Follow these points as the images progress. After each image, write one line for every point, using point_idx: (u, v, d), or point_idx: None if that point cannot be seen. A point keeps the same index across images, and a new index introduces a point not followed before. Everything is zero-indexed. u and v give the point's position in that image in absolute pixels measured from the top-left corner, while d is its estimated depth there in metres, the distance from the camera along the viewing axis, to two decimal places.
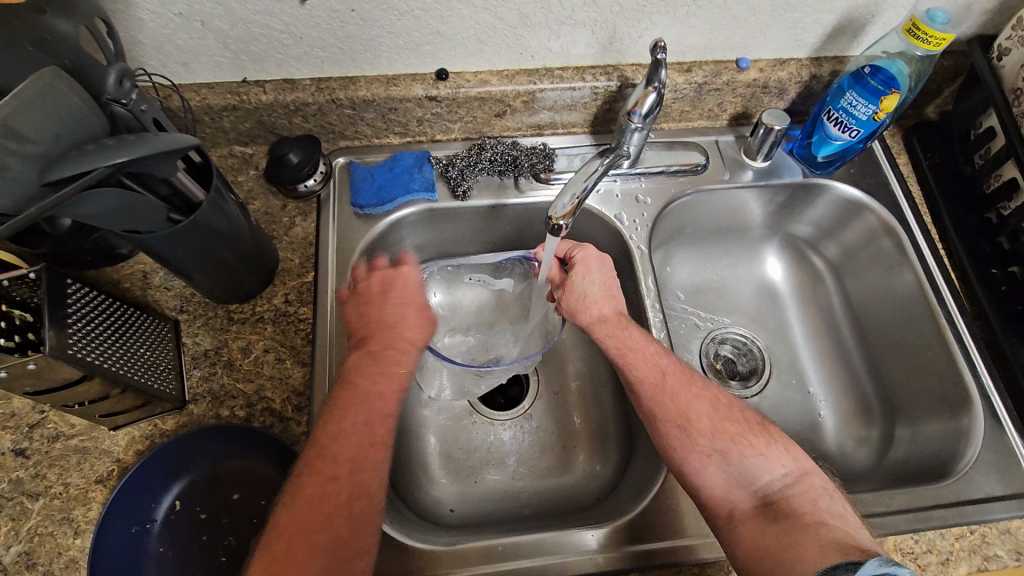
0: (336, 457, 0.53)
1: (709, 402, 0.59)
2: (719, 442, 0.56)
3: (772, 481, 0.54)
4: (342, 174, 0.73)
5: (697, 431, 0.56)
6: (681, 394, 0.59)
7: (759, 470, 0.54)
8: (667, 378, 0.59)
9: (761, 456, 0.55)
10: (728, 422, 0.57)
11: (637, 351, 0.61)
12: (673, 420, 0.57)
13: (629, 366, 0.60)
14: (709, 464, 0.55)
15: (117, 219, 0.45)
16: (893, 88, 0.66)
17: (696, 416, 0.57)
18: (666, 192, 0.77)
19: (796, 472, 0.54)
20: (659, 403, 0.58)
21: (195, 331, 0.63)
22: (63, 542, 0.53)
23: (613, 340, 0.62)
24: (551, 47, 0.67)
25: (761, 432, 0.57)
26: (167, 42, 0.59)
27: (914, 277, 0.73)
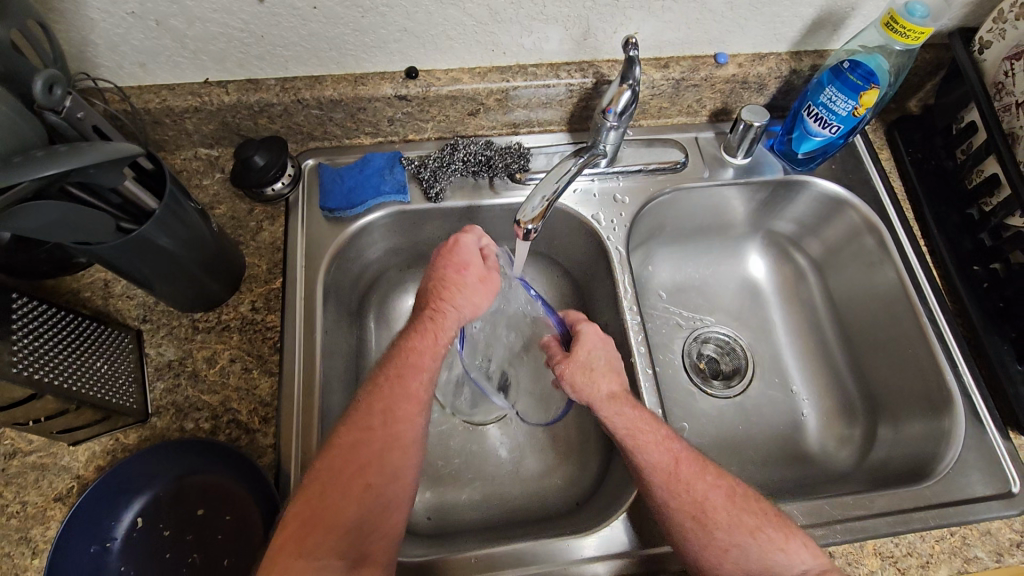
0: (353, 442, 0.52)
1: (725, 492, 0.54)
2: (736, 537, 0.52)
3: (789, 574, 0.51)
4: (312, 176, 0.71)
5: (714, 523, 0.53)
6: (696, 483, 0.54)
7: (778, 568, 0.51)
8: (680, 465, 0.55)
9: (780, 550, 0.52)
10: (745, 514, 0.53)
11: (648, 435, 0.57)
12: (690, 513, 0.53)
13: (640, 453, 0.56)
14: (726, 560, 0.52)
15: (61, 231, 0.43)
16: (872, 83, 0.65)
17: (713, 507, 0.53)
18: (645, 190, 0.75)
19: (817, 568, 0.51)
20: (672, 493, 0.54)
21: (159, 341, 0.61)
22: (21, 563, 0.51)
23: (622, 422, 0.58)
24: (523, 43, 0.65)
25: (779, 524, 0.53)
26: (121, 42, 0.57)
27: (896, 274, 0.72)
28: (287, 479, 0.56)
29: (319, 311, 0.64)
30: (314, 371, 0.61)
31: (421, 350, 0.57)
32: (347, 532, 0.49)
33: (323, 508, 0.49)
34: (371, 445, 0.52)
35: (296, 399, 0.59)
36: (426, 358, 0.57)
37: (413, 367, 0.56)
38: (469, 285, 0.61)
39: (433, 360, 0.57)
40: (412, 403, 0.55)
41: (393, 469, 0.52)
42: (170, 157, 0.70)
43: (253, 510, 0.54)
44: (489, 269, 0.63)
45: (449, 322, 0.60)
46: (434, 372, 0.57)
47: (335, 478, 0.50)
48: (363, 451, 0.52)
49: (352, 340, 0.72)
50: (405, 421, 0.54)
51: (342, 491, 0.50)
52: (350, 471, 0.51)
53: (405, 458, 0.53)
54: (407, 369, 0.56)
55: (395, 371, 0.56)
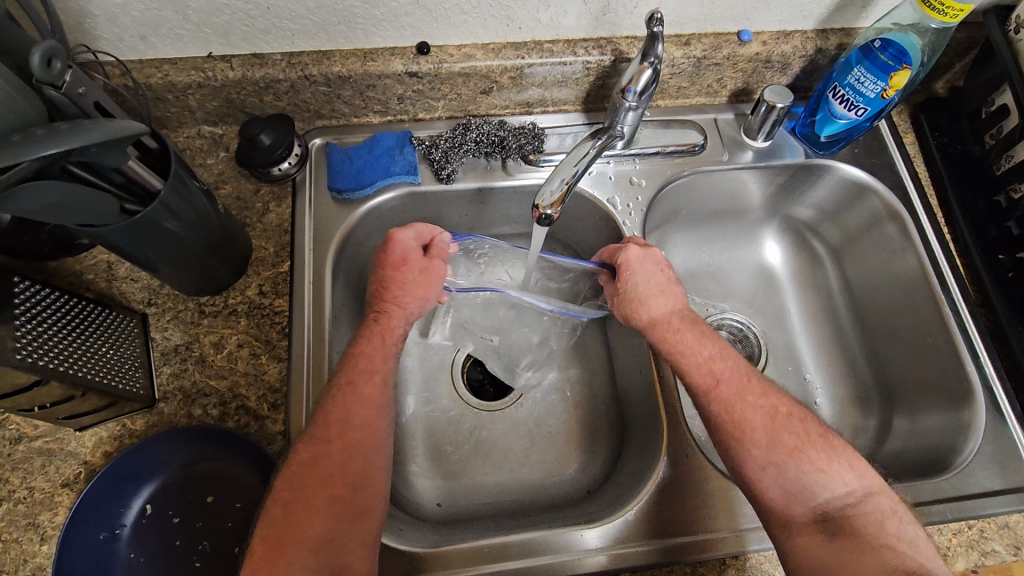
0: (312, 457, 0.51)
1: (767, 412, 0.55)
2: (775, 456, 0.53)
3: (832, 499, 0.51)
4: (319, 156, 0.69)
5: (751, 442, 0.54)
6: (736, 403, 0.55)
7: (818, 489, 0.51)
8: (721, 385, 0.56)
9: (820, 473, 0.52)
10: (785, 434, 0.54)
11: (690, 355, 0.58)
12: (727, 430, 0.55)
13: (681, 369, 0.58)
14: (765, 476, 0.52)
15: (65, 215, 0.41)
16: (904, 63, 0.62)
17: (751, 426, 0.54)
18: (662, 174, 0.73)
19: (860, 491, 0.52)
20: (711, 411, 0.56)
21: (165, 325, 0.59)
22: (29, 549, 0.51)
23: (666, 338, 0.59)
24: (540, 18, 0.63)
25: (823, 446, 0.53)
26: (120, 12, 0.54)
27: (918, 262, 0.70)
28: None
29: (329, 295, 0.63)
30: (325, 355, 0.60)
31: (372, 354, 0.57)
32: (318, 549, 0.48)
33: (291, 528, 0.48)
34: (331, 455, 0.51)
35: (305, 386, 0.58)
36: (379, 360, 0.57)
37: (366, 373, 0.55)
38: (409, 281, 0.61)
39: (384, 361, 0.57)
40: (369, 406, 0.54)
41: (354, 477, 0.51)
42: (172, 135, 0.67)
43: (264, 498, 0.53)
44: (429, 259, 0.63)
45: (395, 321, 0.60)
46: (387, 372, 0.57)
47: (298, 497, 0.49)
48: (326, 462, 0.51)
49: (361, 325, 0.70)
50: (361, 428, 0.53)
51: (307, 505, 0.49)
52: (311, 486, 0.49)
53: (368, 461, 0.52)
54: (359, 375, 0.55)
55: (348, 379, 0.55)
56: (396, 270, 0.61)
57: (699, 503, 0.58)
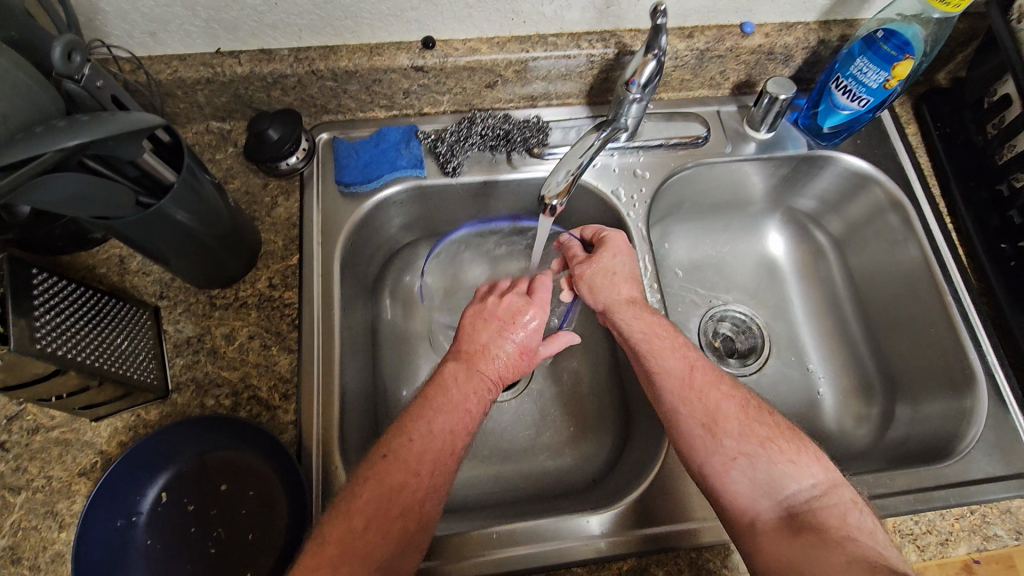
0: (399, 484, 0.49)
1: (737, 402, 0.56)
2: (746, 446, 0.53)
3: (799, 492, 0.51)
4: (326, 150, 0.70)
5: (723, 432, 0.54)
6: (708, 391, 0.56)
7: (789, 480, 0.51)
8: (693, 373, 0.57)
9: (791, 463, 0.52)
10: (757, 425, 0.54)
11: (663, 341, 0.60)
12: (701, 419, 0.55)
13: (653, 355, 0.59)
14: (732, 468, 0.52)
15: (81, 205, 0.42)
16: (907, 53, 0.62)
17: (724, 416, 0.55)
18: (665, 166, 0.74)
19: (826, 484, 0.51)
20: (683, 398, 0.56)
21: (176, 318, 0.60)
22: (48, 536, 0.52)
23: (640, 324, 0.60)
24: (545, 12, 0.63)
25: (790, 438, 0.54)
26: (131, 9, 0.55)
27: (921, 252, 0.71)
28: (309, 456, 0.56)
29: (337, 287, 0.63)
30: (334, 347, 0.61)
31: (475, 412, 0.55)
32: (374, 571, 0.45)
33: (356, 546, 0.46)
34: (415, 490, 0.49)
35: (314, 376, 0.59)
36: (472, 409, 0.55)
37: (461, 420, 0.54)
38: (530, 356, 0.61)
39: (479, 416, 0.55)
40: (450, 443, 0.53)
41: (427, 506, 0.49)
42: (182, 130, 0.68)
43: (275, 486, 0.54)
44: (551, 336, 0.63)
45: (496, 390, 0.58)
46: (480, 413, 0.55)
47: (375, 517, 0.47)
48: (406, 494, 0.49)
49: (368, 318, 0.71)
50: (450, 468, 0.52)
51: (381, 530, 0.47)
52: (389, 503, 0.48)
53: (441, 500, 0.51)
54: (457, 414, 0.54)
55: (449, 422, 0.53)
56: (509, 336, 0.59)
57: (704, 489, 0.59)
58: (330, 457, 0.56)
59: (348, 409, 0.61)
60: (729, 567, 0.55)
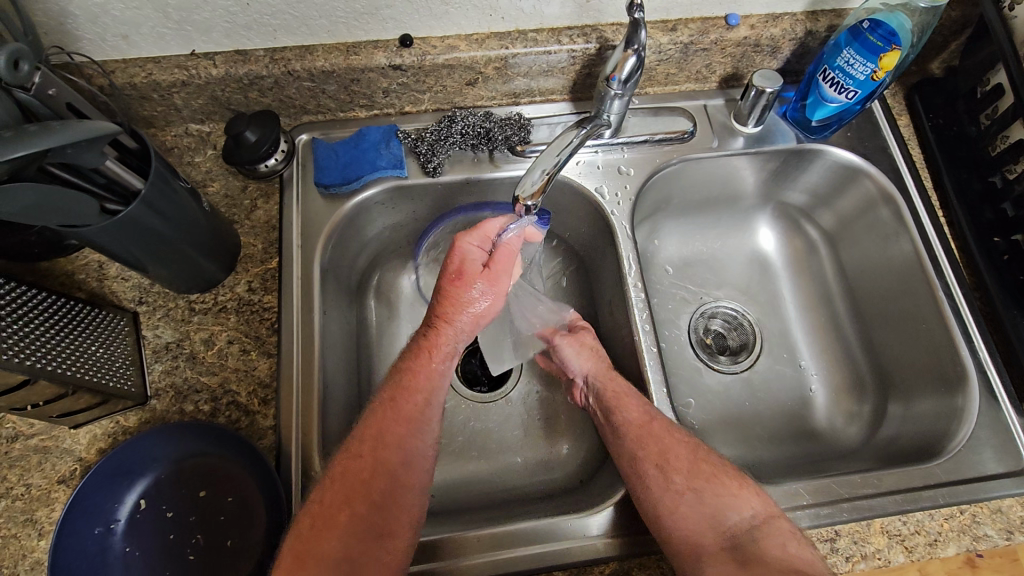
0: (343, 468, 0.52)
1: (690, 444, 0.57)
2: (694, 482, 0.54)
3: (740, 522, 0.52)
4: (306, 151, 0.69)
5: (675, 470, 0.55)
6: (664, 435, 0.57)
7: (730, 512, 0.52)
8: (653, 421, 0.58)
9: (732, 496, 0.53)
10: (703, 462, 0.55)
11: (629, 396, 0.60)
12: (651, 459, 0.55)
13: (618, 408, 0.59)
14: (682, 503, 0.53)
15: (41, 216, 0.41)
16: (893, 44, 0.61)
17: (675, 456, 0.55)
18: (651, 162, 0.73)
19: (764, 514, 0.52)
20: (641, 446, 0.56)
21: (156, 323, 0.60)
22: (27, 544, 0.52)
23: (610, 385, 0.62)
24: (523, 7, 0.62)
25: (735, 475, 0.55)
26: (101, 12, 0.55)
27: (913, 246, 0.69)
28: (288, 461, 0.56)
29: (317, 290, 0.63)
30: (314, 351, 0.60)
31: (421, 373, 0.57)
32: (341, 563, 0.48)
33: (316, 539, 0.48)
34: (362, 471, 0.52)
35: (294, 381, 0.59)
36: (423, 378, 0.57)
37: (406, 389, 0.56)
38: (474, 299, 0.60)
39: (428, 379, 0.58)
40: (402, 422, 0.55)
41: (388, 490, 0.53)
42: (160, 134, 0.68)
43: (253, 492, 0.54)
44: (494, 274, 0.61)
45: (447, 336, 0.59)
46: (430, 391, 0.57)
47: (329, 508, 0.50)
48: (354, 477, 0.52)
49: (352, 320, 0.71)
50: (394, 445, 0.54)
51: (332, 523, 0.49)
52: (339, 494, 0.50)
53: (398, 482, 0.53)
54: (399, 392, 0.56)
55: (388, 396, 0.56)
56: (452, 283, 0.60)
57: None
58: (310, 462, 0.56)
59: (330, 413, 0.61)
60: None
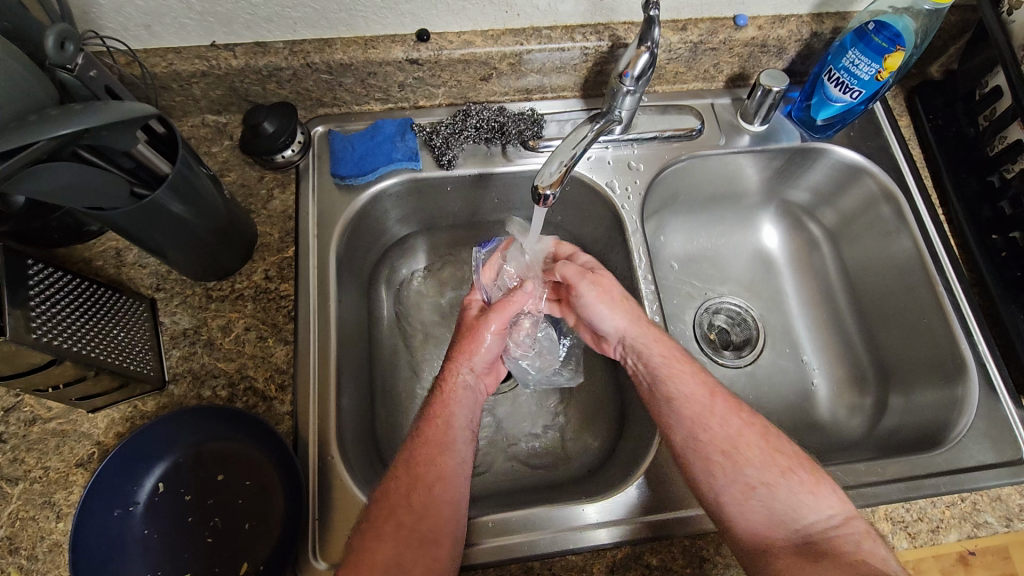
0: (383, 492, 0.53)
1: (757, 430, 0.57)
2: (766, 475, 0.54)
3: (815, 522, 0.51)
4: (322, 143, 0.70)
5: (744, 460, 0.55)
6: (730, 418, 0.57)
7: (807, 510, 0.52)
8: (715, 399, 0.58)
9: (809, 495, 0.53)
10: (778, 453, 0.55)
11: (683, 368, 0.60)
12: (720, 445, 0.55)
13: (674, 377, 0.59)
14: (751, 497, 0.53)
15: (76, 197, 0.42)
16: (898, 46, 0.63)
17: (744, 444, 0.56)
18: (660, 158, 0.74)
19: (843, 515, 0.52)
20: (702, 425, 0.56)
21: (173, 310, 0.61)
22: (45, 526, 0.52)
23: (659, 349, 0.61)
24: (538, 4, 0.64)
25: (811, 470, 0.54)
26: (125, 2, 0.55)
27: (913, 243, 0.71)
28: (305, 445, 0.56)
29: (334, 279, 0.64)
30: (330, 339, 0.61)
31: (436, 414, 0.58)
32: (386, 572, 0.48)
33: (362, 554, 0.49)
34: (398, 489, 0.53)
35: (310, 368, 0.59)
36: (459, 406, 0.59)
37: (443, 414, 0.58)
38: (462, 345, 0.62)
39: (445, 409, 0.58)
40: (432, 445, 0.55)
41: (421, 505, 0.52)
42: (178, 124, 0.68)
43: (271, 476, 0.54)
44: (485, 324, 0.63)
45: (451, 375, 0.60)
46: (459, 417, 0.58)
47: (374, 521, 0.51)
48: (397, 495, 0.52)
49: (365, 310, 0.71)
50: (424, 462, 0.54)
51: (377, 535, 0.50)
52: (380, 513, 0.51)
53: (441, 490, 0.53)
54: (424, 421, 0.57)
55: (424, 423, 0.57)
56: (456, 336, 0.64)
57: None
58: (326, 448, 0.57)
59: (345, 400, 0.61)
60: (722, 555, 0.56)
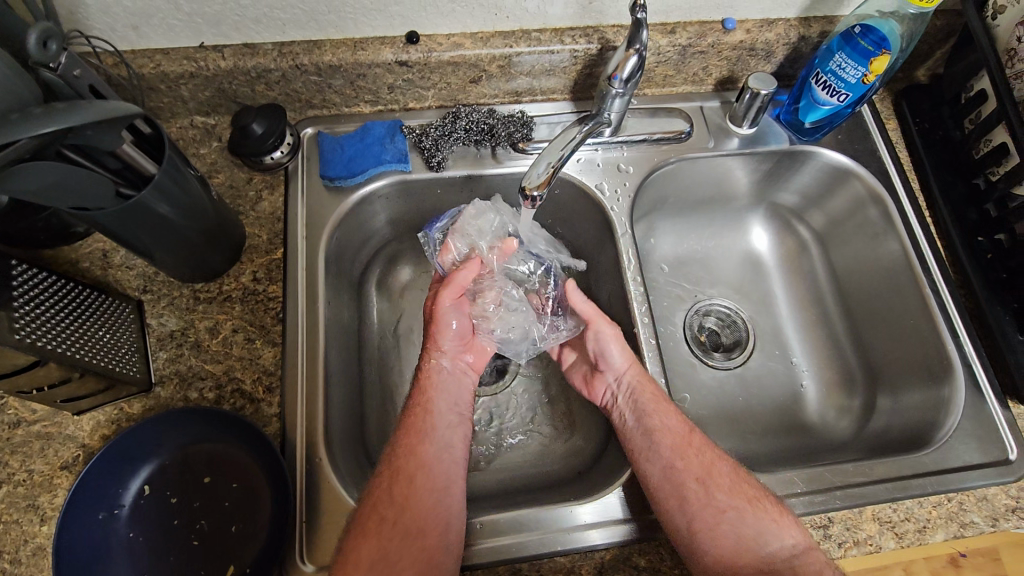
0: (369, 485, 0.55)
1: (733, 463, 0.58)
2: (736, 500, 0.55)
3: (780, 550, 0.52)
4: (311, 145, 0.70)
5: (717, 486, 0.56)
6: (707, 451, 0.58)
7: (770, 538, 0.52)
8: (693, 434, 0.59)
9: (773, 523, 0.53)
10: (748, 483, 0.56)
11: (668, 404, 0.61)
12: (696, 473, 0.56)
13: (659, 412, 0.60)
14: (722, 522, 0.54)
15: (61, 196, 0.42)
16: (884, 49, 0.63)
17: (718, 473, 0.57)
18: (649, 160, 0.74)
19: (805, 545, 0.53)
20: (682, 455, 0.57)
21: (160, 312, 0.60)
22: (29, 529, 0.52)
23: (648, 388, 0.62)
24: (528, 7, 0.64)
25: (777, 501, 0.55)
26: (113, 3, 0.55)
27: (900, 245, 0.72)
28: (293, 448, 0.56)
29: (323, 280, 0.64)
30: (319, 341, 0.61)
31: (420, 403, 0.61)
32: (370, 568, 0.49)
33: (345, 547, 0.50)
34: (386, 482, 0.54)
35: (298, 370, 0.59)
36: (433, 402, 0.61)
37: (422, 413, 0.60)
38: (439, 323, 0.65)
39: (425, 396, 0.62)
40: (413, 434, 0.58)
41: (403, 496, 0.54)
42: (166, 125, 0.68)
43: (259, 479, 0.54)
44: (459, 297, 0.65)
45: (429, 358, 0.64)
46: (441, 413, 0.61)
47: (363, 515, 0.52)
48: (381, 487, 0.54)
49: (355, 312, 0.71)
50: (407, 455, 0.57)
51: (362, 532, 0.51)
52: (365, 505, 0.53)
53: (421, 489, 0.55)
54: (414, 414, 0.60)
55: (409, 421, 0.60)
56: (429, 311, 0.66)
57: None
58: (314, 450, 0.57)
59: (334, 401, 0.61)
60: None
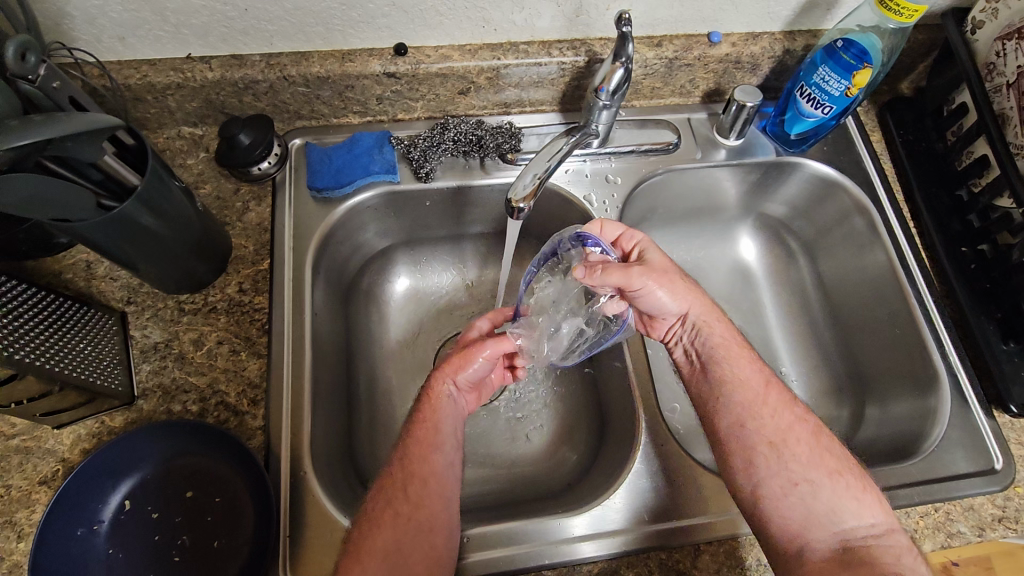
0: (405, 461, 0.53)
1: (811, 427, 0.57)
2: (812, 472, 0.54)
3: (857, 527, 0.52)
4: (299, 156, 0.70)
5: (791, 456, 0.55)
6: (782, 411, 0.57)
7: (847, 514, 0.52)
8: (769, 392, 0.58)
9: (854, 499, 0.53)
10: (828, 454, 0.55)
11: (740, 351, 0.60)
12: (771, 438, 0.56)
13: (731, 360, 0.60)
14: (791, 493, 0.54)
15: (41, 209, 0.42)
16: (865, 63, 0.64)
17: (794, 439, 0.56)
18: (637, 171, 0.75)
19: (886, 525, 0.52)
20: (755, 412, 0.57)
21: (143, 324, 0.60)
22: (5, 546, 0.51)
23: (717, 330, 0.61)
24: (515, 20, 0.64)
25: (859, 475, 0.55)
26: (99, 14, 0.55)
27: (886, 256, 0.72)
28: (277, 461, 0.56)
29: (308, 291, 0.63)
30: (305, 352, 0.60)
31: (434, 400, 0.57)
32: (387, 555, 0.49)
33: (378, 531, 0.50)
34: (409, 465, 0.53)
35: (284, 383, 0.59)
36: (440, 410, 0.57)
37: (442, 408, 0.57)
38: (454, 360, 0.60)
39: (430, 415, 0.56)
40: (421, 445, 0.54)
41: (416, 497, 0.52)
42: (152, 136, 0.68)
43: (243, 492, 0.53)
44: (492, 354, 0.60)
45: (438, 381, 0.59)
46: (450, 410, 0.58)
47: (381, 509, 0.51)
48: (420, 469, 0.53)
49: (342, 323, 0.71)
50: (438, 444, 0.55)
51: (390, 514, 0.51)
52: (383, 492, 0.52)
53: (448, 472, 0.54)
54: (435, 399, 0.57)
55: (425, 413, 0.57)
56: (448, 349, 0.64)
57: (682, 491, 0.59)
58: (298, 463, 0.56)
59: (319, 414, 0.60)
60: (699, 568, 0.55)
